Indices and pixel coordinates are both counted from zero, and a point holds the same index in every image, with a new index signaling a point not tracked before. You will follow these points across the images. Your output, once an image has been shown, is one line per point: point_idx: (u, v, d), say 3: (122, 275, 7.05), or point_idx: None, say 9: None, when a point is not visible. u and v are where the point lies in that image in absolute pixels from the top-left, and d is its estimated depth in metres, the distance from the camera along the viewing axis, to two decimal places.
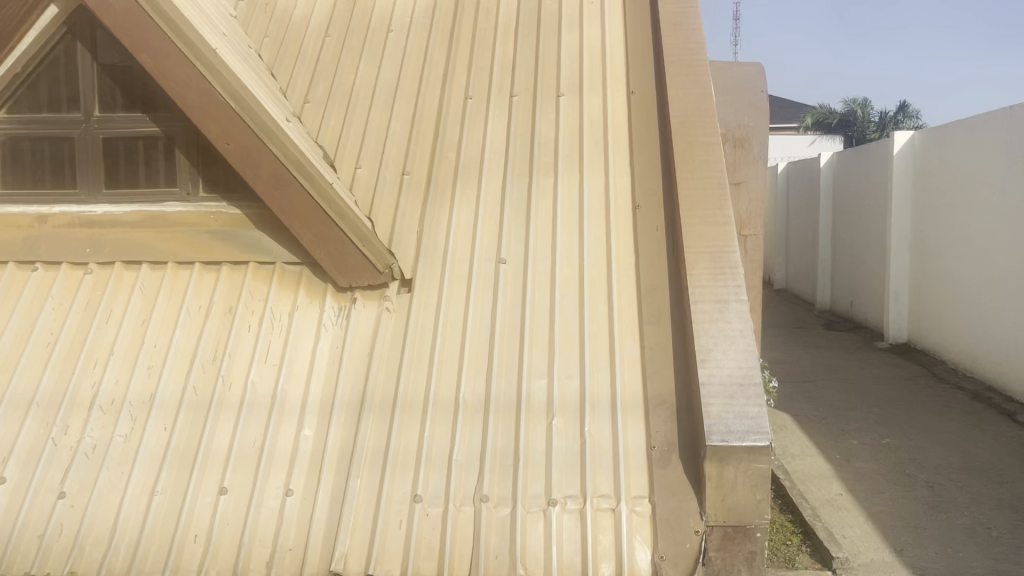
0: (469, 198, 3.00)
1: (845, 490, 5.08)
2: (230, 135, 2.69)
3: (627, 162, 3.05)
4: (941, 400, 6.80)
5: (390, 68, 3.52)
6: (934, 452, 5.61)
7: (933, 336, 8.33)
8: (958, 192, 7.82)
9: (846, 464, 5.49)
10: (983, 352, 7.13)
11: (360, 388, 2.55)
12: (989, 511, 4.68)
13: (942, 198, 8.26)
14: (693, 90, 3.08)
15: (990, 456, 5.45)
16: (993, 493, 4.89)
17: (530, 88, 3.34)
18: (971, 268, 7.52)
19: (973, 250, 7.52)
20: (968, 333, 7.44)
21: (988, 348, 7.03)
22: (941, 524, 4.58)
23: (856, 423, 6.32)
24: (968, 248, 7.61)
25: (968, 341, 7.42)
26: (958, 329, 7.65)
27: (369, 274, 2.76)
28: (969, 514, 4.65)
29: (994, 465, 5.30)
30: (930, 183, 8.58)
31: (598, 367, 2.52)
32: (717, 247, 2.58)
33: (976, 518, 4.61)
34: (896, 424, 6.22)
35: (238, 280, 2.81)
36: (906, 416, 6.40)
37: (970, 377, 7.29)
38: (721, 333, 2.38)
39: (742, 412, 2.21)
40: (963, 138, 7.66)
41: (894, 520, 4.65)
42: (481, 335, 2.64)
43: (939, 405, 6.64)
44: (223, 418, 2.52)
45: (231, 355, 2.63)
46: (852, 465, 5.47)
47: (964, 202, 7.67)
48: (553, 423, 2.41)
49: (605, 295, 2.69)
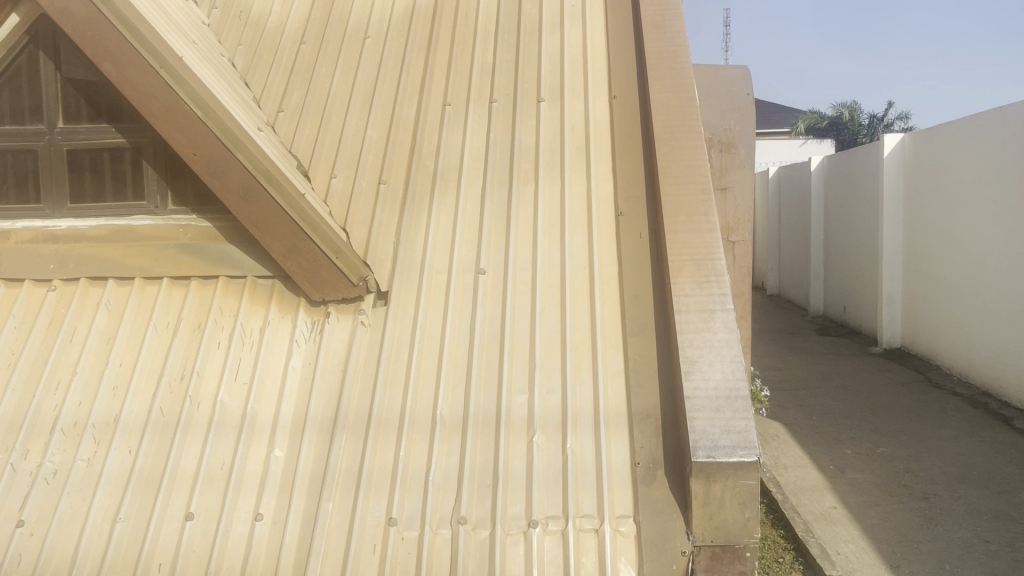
0: (447, 207, 2.91)
1: (839, 503, 4.99)
2: (197, 146, 2.60)
3: (609, 167, 2.97)
4: (938, 406, 6.72)
5: (367, 75, 3.44)
6: (932, 461, 5.52)
7: (927, 340, 8.26)
8: (950, 196, 7.77)
9: (840, 476, 5.40)
10: (977, 357, 7.05)
11: (333, 406, 2.46)
12: (989, 523, 4.58)
13: (934, 202, 8.21)
14: (676, 93, 3.00)
15: (989, 466, 5.36)
16: (991, 505, 4.79)
17: (510, 94, 3.26)
18: (964, 273, 7.46)
19: (965, 254, 7.46)
20: (962, 339, 7.37)
21: (983, 354, 6.96)
22: (938, 538, 4.48)
23: (852, 431, 6.24)
24: (960, 251, 7.54)
25: (963, 346, 7.35)
26: (953, 334, 7.58)
27: (343, 287, 2.66)
28: (968, 527, 4.56)
29: (993, 474, 5.21)
30: (921, 186, 8.53)
31: (581, 380, 2.43)
32: (701, 254, 2.49)
33: (975, 531, 4.51)
34: (893, 432, 6.13)
35: (208, 294, 2.72)
36: (904, 424, 6.31)
37: (965, 383, 7.22)
38: (706, 344, 2.29)
39: (729, 427, 2.12)
40: (954, 140, 7.61)
41: (889, 534, 4.56)
42: (460, 349, 2.55)
43: (937, 412, 6.56)
44: (191, 439, 2.42)
45: (200, 373, 2.54)
46: (846, 477, 5.38)
47: (956, 206, 7.62)
48: (533, 439, 2.32)
49: (587, 305, 2.60)
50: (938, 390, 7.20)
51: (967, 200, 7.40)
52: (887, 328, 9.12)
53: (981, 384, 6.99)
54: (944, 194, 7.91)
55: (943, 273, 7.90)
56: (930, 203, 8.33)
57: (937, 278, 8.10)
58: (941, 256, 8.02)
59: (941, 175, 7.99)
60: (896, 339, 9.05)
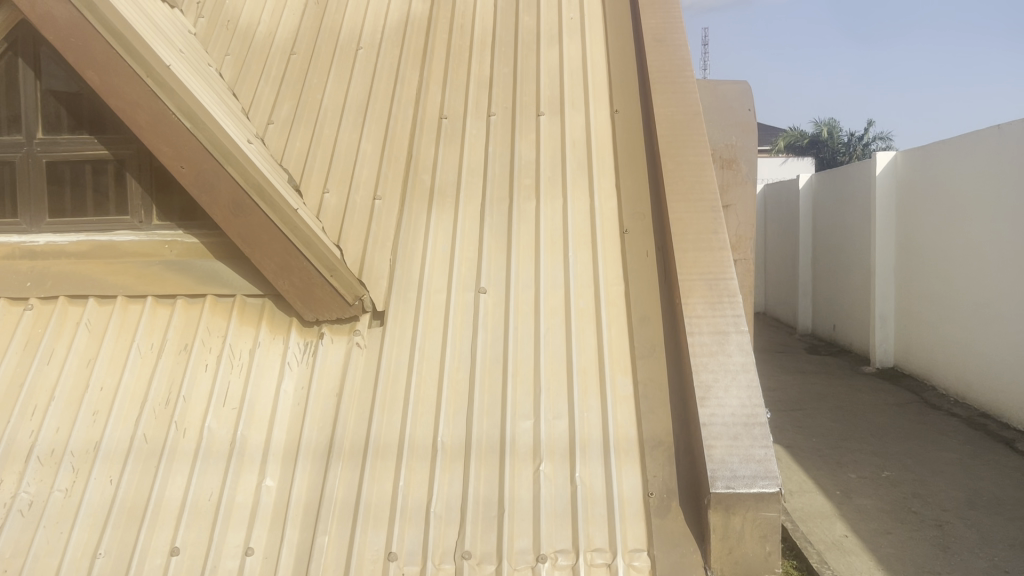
0: (445, 224, 2.81)
1: (850, 531, 4.90)
2: (185, 158, 2.48)
3: (613, 184, 2.87)
4: (938, 428, 6.66)
5: (359, 87, 3.34)
6: (938, 486, 5.44)
7: (921, 361, 8.24)
8: (945, 213, 7.77)
9: (848, 502, 5.32)
10: (974, 377, 7.03)
11: (328, 432, 2.33)
12: (1003, 551, 4.49)
13: (928, 220, 8.21)
14: (682, 108, 2.92)
15: (996, 490, 5.29)
16: (1003, 531, 4.71)
17: (509, 107, 3.17)
18: (960, 290, 7.44)
19: (961, 272, 7.44)
20: (959, 357, 7.33)
21: (981, 373, 6.92)
22: (955, 567, 4.38)
23: (854, 454, 6.18)
24: (955, 269, 7.55)
25: (959, 365, 7.33)
26: (948, 352, 7.55)
27: (337, 307, 2.54)
28: (983, 556, 4.46)
29: (1001, 500, 5.14)
30: (914, 204, 8.54)
31: (589, 405, 2.32)
32: (713, 273, 2.40)
33: (991, 560, 4.41)
34: (895, 455, 6.08)
35: (195, 314, 2.59)
36: (903, 447, 6.25)
37: (962, 404, 7.17)
38: (720, 367, 2.19)
39: (748, 455, 2.02)
40: (949, 158, 7.62)
41: (905, 565, 4.46)
42: (461, 372, 2.44)
43: (938, 434, 6.50)
44: (176, 468, 2.28)
45: (186, 398, 2.40)
46: (853, 503, 5.30)
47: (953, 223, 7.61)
48: (540, 467, 2.21)
49: (593, 325, 2.50)
50: (934, 411, 7.16)
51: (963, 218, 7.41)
52: (880, 348, 9.10)
53: (978, 406, 6.95)
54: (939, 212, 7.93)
55: (938, 291, 7.88)
56: (924, 221, 8.33)
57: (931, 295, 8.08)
58: (936, 274, 8.00)
59: (935, 193, 7.99)
60: (889, 357, 9.07)
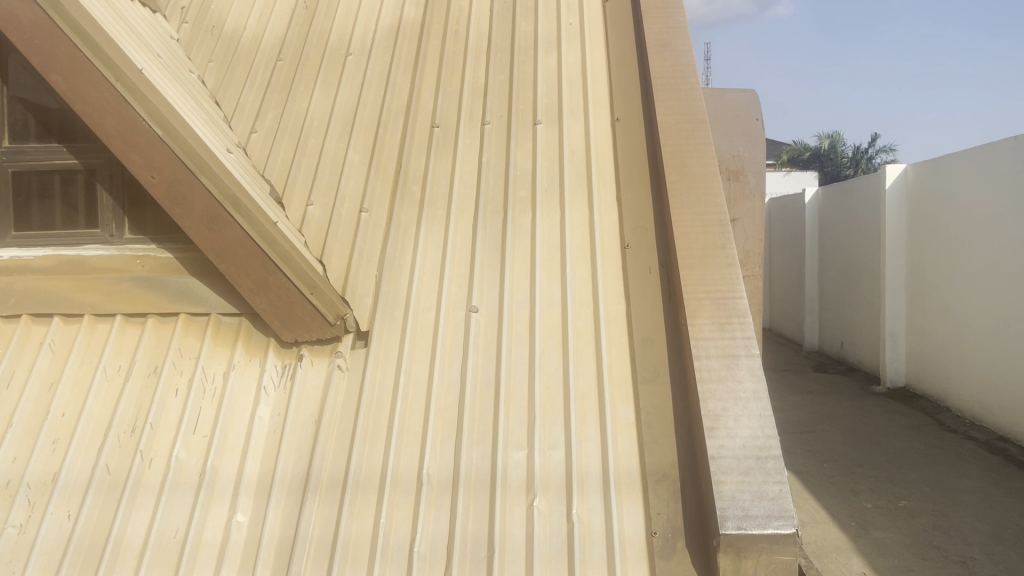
0: (436, 238, 2.65)
1: (869, 568, 4.68)
2: (156, 167, 2.31)
3: (614, 196, 2.71)
4: (956, 452, 6.44)
5: (348, 95, 3.18)
6: (959, 517, 5.23)
7: (935, 380, 8.04)
8: (959, 228, 7.60)
9: (865, 534, 5.12)
10: (992, 399, 6.83)
11: (305, 463, 2.16)
12: None
13: (941, 234, 8.03)
14: (686, 116, 2.77)
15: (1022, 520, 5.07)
16: None
17: (504, 116, 3.02)
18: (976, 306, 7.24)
19: (977, 287, 7.25)
20: (976, 376, 7.12)
21: (1000, 392, 6.71)
22: None
23: (868, 483, 5.96)
24: (970, 285, 7.37)
25: (976, 384, 7.12)
26: (965, 371, 7.34)
27: (318, 327, 2.38)
28: None
29: None
30: (927, 219, 8.37)
31: (587, 434, 2.15)
32: (721, 292, 2.24)
33: None
34: (913, 483, 5.86)
35: (166, 334, 2.42)
36: (920, 474, 6.04)
37: (979, 427, 6.95)
38: (730, 395, 2.02)
39: (761, 493, 1.85)
40: (963, 171, 7.45)
41: None
42: (450, 397, 2.27)
43: (956, 459, 6.28)
44: (141, 502, 2.11)
45: (153, 425, 2.23)
46: (871, 536, 5.08)
47: (967, 238, 7.44)
48: (533, 503, 2.03)
49: (591, 347, 2.32)
50: (950, 434, 6.92)
51: (978, 233, 7.23)
52: (891, 368, 8.92)
53: (997, 428, 6.73)
54: (952, 227, 7.75)
55: (953, 307, 7.69)
56: (937, 236, 8.15)
57: (946, 312, 7.88)
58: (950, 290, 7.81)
59: (949, 207, 7.82)
60: (900, 376, 8.88)
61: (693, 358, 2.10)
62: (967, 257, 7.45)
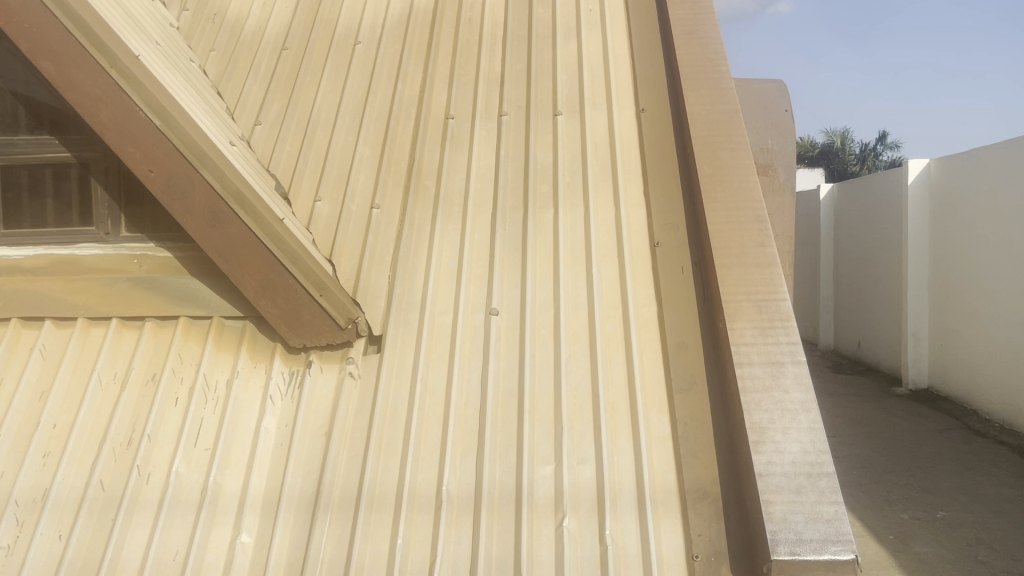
0: (451, 236, 2.50)
1: None
2: (154, 161, 2.15)
3: (641, 190, 2.55)
4: (986, 459, 6.25)
5: (357, 85, 3.02)
6: (1002, 530, 4.99)
7: (963, 384, 7.83)
8: (987, 225, 7.41)
9: (905, 549, 4.82)
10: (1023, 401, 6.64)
11: (315, 479, 2.01)
12: None
13: (968, 232, 7.84)
14: (717, 106, 2.60)
15: None
16: None
17: (522, 107, 2.86)
18: (1006, 306, 7.05)
19: (1007, 286, 7.06)
20: (1006, 378, 6.93)
21: None
22: None
23: (902, 493, 5.77)
24: (999, 283, 7.18)
25: (1006, 386, 6.93)
26: (993, 373, 7.15)
27: (328, 331, 2.22)
28: None
29: None
30: (952, 216, 8.19)
31: (619, 448, 1.99)
32: (762, 294, 2.08)
33: None
34: (949, 493, 5.65)
35: (166, 339, 2.27)
36: (954, 483, 5.85)
37: (1010, 432, 6.74)
38: (776, 406, 1.86)
39: (814, 514, 1.69)
40: (992, 165, 7.26)
41: None
42: (469, 407, 2.11)
43: (988, 466, 6.09)
44: (137, 520, 1.96)
45: (151, 437, 2.07)
46: (911, 551, 4.80)
47: (997, 235, 7.24)
48: (562, 523, 1.87)
49: (621, 353, 2.17)
50: (980, 439, 6.73)
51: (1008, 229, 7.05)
52: (913, 367, 8.78)
53: None
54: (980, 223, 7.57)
55: (981, 307, 7.50)
56: (963, 234, 7.96)
57: (972, 312, 7.69)
58: (977, 289, 7.62)
59: (976, 204, 7.63)
60: (923, 378, 8.71)
61: (733, 366, 1.94)
62: (996, 255, 7.26)
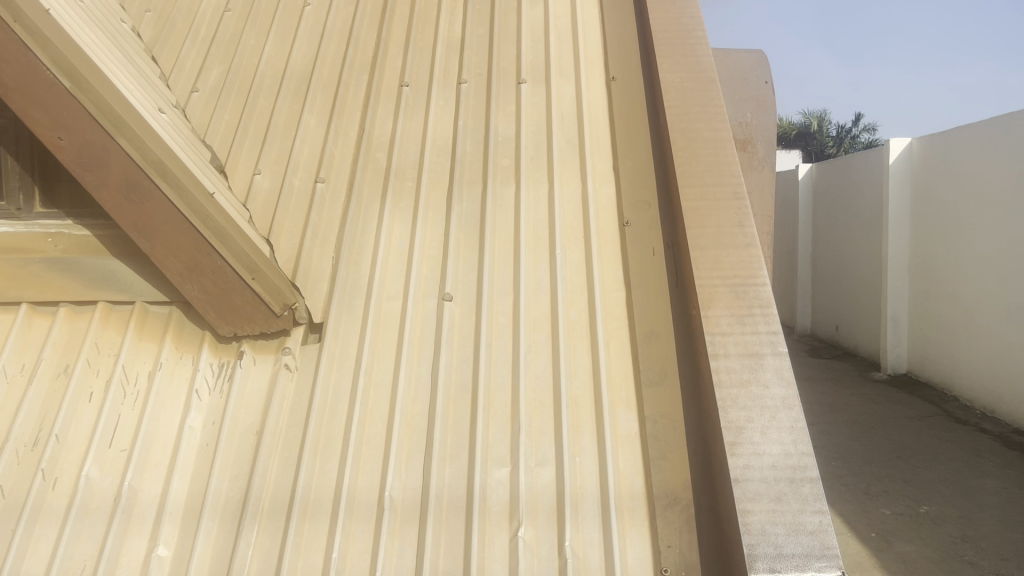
0: (403, 214, 2.29)
1: None
2: (64, 127, 1.86)
3: (610, 165, 2.35)
4: (969, 449, 6.15)
5: (305, 50, 2.79)
6: (989, 526, 4.87)
7: (943, 370, 7.76)
8: (974, 207, 7.28)
9: (889, 549, 4.69)
10: (1007, 389, 6.55)
11: (244, 484, 1.80)
12: None
13: (952, 214, 7.71)
14: (692, 73, 2.40)
15: None
16: None
17: (483, 74, 2.65)
18: (992, 290, 6.93)
19: (993, 269, 6.94)
20: (990, 364, 6.82)
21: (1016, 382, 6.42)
22: None
23: (884, 486, 5.66)
24: (986, 268, 7.04)
25: (990, 372, 6.83)
26: (977, 359, 7.05)
27: (262, 318, 2.01)
28: None
29: None
30: (936, 197, 8.05)
31: (582, 448, 1.80)
32: (740, 278, 1.89)
33: None
34: (933, 487, 5.54)
35: (82, 327, 2.05)
36: (937, 474, 5.75)
37: (993, 420, 6.65)
38: (755, 403, 1.68)
39: (797, 526, 1.51)
40: (979, 146, 7.07)
41: None
42: (418, 402, 1.91)
43: (971, 457, 5.99)
44: (40, 532, 1.74)
45: (60, 437, 1.86)
46: (895, 550, 4.67)
47: (983, 218, 7.12)
48: (517, 533, 1.67)
49: (586, 342, 1.97)
50: (961, 428, 6.63)
51: (995, 213, 6.89)
52: (893, 353, 8.70)
53: (1012, 421, 6.44)
54: (966, 206, 7.42)
55: (966, 291, 7.38)
56: (947, 216, 7.83)
57: (956, 295, 7.58)
58: (961, 272, 7.50)
59: (961, 186, 7.50)
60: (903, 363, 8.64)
61: (708, 358, 1.76)
62: (982, 238, 7.14)
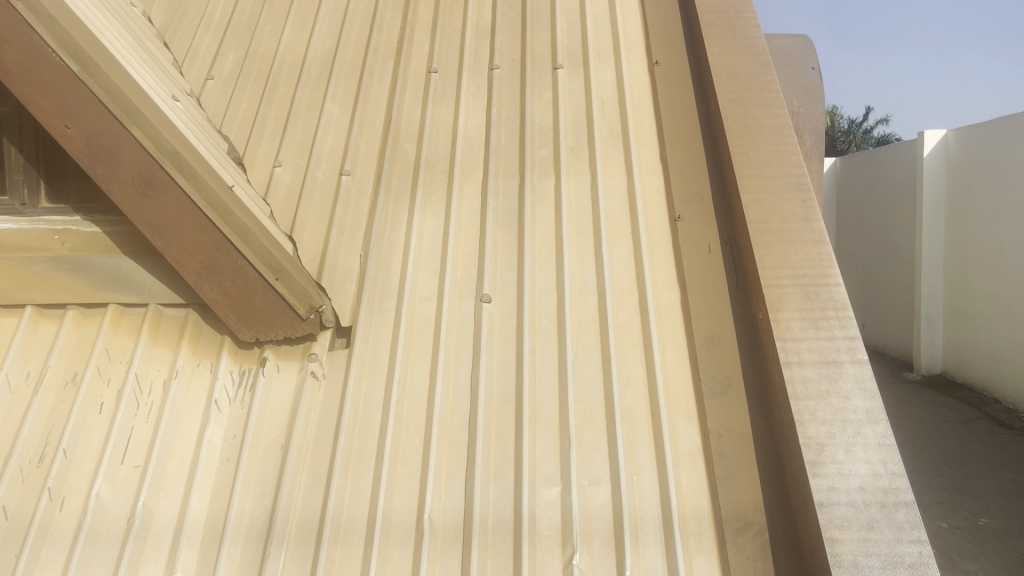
0: (435, 208, 2.13)
1: None
2: (71, 114, 1.70)
3: (657, 155, 2.18)
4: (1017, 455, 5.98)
5: (326, 35, 2.64)
6: None
7: (982, 372, 7.57)
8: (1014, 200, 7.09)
9: (953, 566, 4.49)
10: None
11: (269, 504, 1.64)
12: None
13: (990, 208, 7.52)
14: (743, 56, 2.23)
15: None
16: None
17: (516, 59, 2.49)
18: None
19: None
20: None
21: None
22: None
23: (937, 497, 5.46)
24: None
25: None
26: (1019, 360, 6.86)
27: (286, 323, 1.85)
28: None
29: None
30: (974, 191, 7.86)
31: (640, 465, 1.63)
32: (810, 277, 1.72)
33: None
34: (989, 499, 5.36)
35: (91, 331, 1.89)
36: (991, 484, 5.57)
37: None
38: (836, 417, 1.51)
39: (894, 558, 1.33)
40: None
41: None
42: (457, 413, 1.75)
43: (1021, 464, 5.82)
44: (47, 559, 1.58)
45: (68, 453, 1.70)
46: (959, 567, 4.48)
47: None
48: (572, 560, 1.51)
49: (639, 348, 1.81)
50: (1007, 431, 6.46)
51: None
52: (927, 353, 8.52)
53: None
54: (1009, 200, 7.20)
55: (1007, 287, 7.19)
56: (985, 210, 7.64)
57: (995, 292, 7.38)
58: (1001, 267, 7.31)
59: (1001, 179, 7.31)
60: (937, 363, 8.47)
61: (780, 367, 1.59)
62: None
